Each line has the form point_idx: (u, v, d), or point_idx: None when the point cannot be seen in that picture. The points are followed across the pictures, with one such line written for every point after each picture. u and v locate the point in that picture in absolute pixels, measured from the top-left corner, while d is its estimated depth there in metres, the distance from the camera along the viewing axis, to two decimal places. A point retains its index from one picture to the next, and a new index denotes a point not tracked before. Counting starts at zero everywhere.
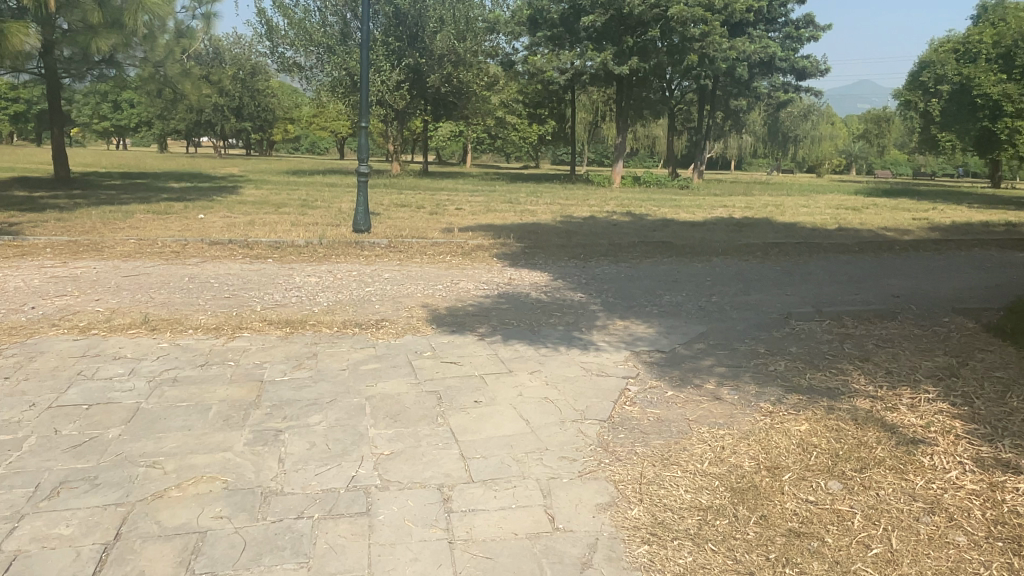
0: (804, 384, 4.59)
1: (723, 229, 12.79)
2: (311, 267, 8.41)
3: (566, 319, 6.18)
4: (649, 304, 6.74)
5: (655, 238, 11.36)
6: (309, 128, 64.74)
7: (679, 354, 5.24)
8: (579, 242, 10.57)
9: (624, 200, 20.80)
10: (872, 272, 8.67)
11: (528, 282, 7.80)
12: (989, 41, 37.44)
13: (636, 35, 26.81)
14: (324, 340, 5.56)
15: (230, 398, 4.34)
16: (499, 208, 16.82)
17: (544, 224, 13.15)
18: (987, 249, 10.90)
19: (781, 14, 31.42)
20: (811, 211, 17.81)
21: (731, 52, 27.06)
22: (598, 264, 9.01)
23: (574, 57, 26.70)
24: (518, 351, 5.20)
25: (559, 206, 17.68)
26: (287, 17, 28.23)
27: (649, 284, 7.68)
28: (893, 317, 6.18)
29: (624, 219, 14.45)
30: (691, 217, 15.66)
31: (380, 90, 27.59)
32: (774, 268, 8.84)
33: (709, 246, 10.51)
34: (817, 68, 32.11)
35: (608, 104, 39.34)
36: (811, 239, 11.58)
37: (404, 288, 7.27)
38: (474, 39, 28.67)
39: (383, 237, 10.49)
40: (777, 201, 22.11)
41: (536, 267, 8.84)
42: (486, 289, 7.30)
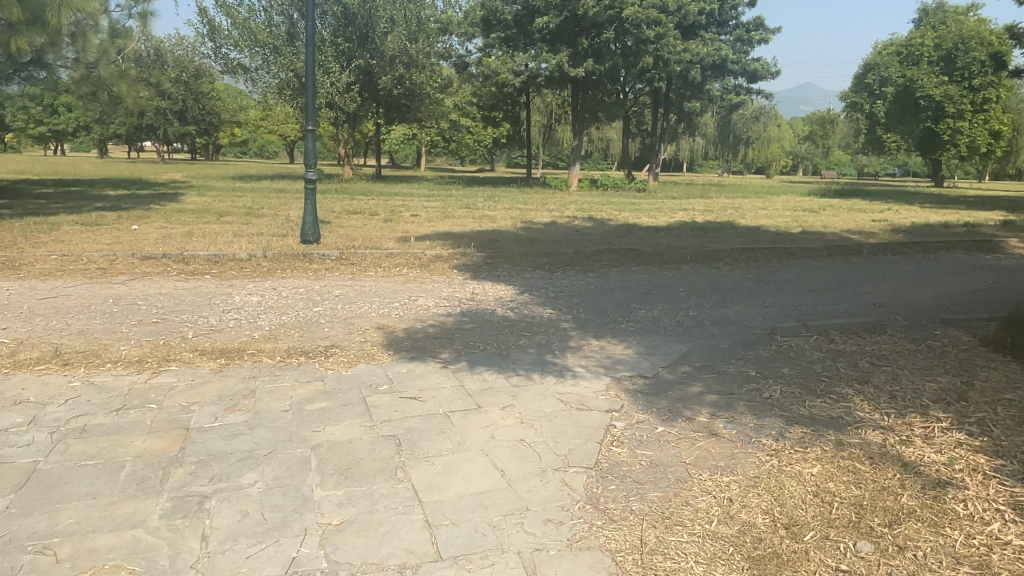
0: (805, 414, 4.13)
1: (688, 234, 12.46)
2: (254, 284, 7.71)
3: (536, 340, 5.64)
4: (624, 321, 6.24)
5: (621, 244, 10.93)
6: (257, 132, 63.05)
7: (665, 380, 4.75)
8: (543, 250, 10.08)
9: (583, 203, 20.44)
10: (849, 278, 8.37)
11: (492, 296, 7.25)
12: (932, 45, 38.79)
13: (591, 37, 26.54)
14: (265, 373, 4.89)
15: (147, 454, 3.66)
16: (456, 214, 16.26)
17: (503, 231, 12.64)
18: (954, 251, 10.77)
19: (732, 17, 31.69)
20: (770, 213, 17.76)
21: (685, 55, 26.93)
22: (564, 275, 8.51)
23: (528, 59, 26.25)
24: (485, 381, 4.63)
25: (518, 211, 17.17)
26: (231, 16, 27.13)
27: (620, 297, 7.21)
28: (883, 330, 5.81)
29: (587, 225, 14.01)
30: (654, 221, 15.33)
31: (329, 92, 26.57)
32: (748, 276, 8.46)
33: (677, 253, 10.11)
34: (768, 71, 32.39)
35: (563, 106, 39.07)
36: (777, 243, 11.32)
37: (356, 307, 6.63)
38: (427, 40, 28.07)
39: (333, 248, 9.78)
40: (734, 203, 22.08)
41: (498, 279, 8.30)
42: (447, 306, 6.72)
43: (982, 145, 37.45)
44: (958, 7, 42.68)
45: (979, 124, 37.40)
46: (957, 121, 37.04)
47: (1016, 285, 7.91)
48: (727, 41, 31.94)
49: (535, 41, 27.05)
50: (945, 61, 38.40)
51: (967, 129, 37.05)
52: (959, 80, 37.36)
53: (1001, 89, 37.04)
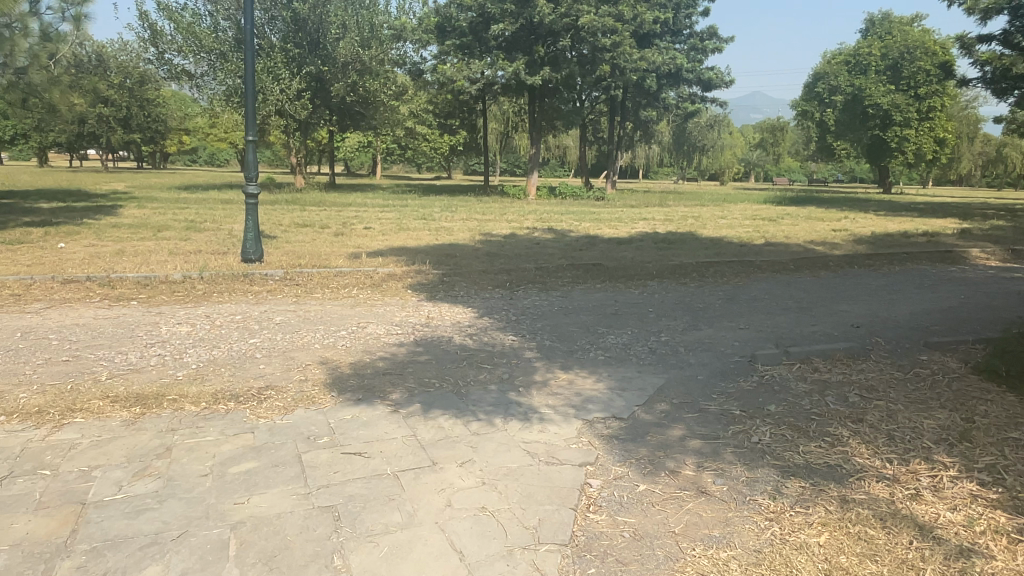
0: (800, 463, 3.70)
1: (652, 247, 12.09)
2: (185, 311, 7.00)
3: (497, 374, 5.09)
4: (593, 348, 5.74)
5: (584, 259, 10.48)
6: (206, 140, 61.32)
7: (642, 422, 4.25)
8: (503, 266, 9.56)
9: (542, 213, 20.03)
10: (821, 295, 8.06)
11: (449, 321, 6.69)
12: (878, 54, 39.69)
13: (546, 45, 26.04)
14: (186, 425, 4.23)
15: (29, 541, 2.99)
16: (412, 226, 15.68)
17: (461, 245, 12.10)
18: (919, 263, 10.62)
19: (686, 27, 31.80)
20: (729, 222, 17.65)
21: (641, 63, 27.02)
22: (526, 294, 8.00)
23: (484, 66, 25.74)
24: (441, 428, 4.07)
25: (476, 223, 16.67)
26: (174, 21, 26.05)
27: (587, 320, 6.72)
28: (869, 356, 5.44)
29: (548, 237, 13.55)
30: (614, 232, 15.01)
31: (279, 100, 25.61)
32: (718, 294, 8.08)
33: (643, 267, 9.70)
34: (722, 79, 32.56)
35: (519, 114, 38.76)
36: (742, 256, 11.03)
37: (299, 337, 5.99)
38: (381, 47, 27.46)
39: (277, 267, 9.09)
40: (693, 212, 21.96)
41: (455, 299, 7.74)
42: (400, 334, 6.13)
43: (928, 153, 38.38)
44: (903, 17, 43.74)
45: (925, 131, 38.38)
46: (904, 129, 38.13)
47: (990, 301, 7.70)
48: (681, 50, 32.06)
49: (490, 48, 26.47)
50: (892, 70, 39.39)
51: (913, 137, 38.04)
52: (905, 89, 38.33)
53: (946, 97, 38.11)
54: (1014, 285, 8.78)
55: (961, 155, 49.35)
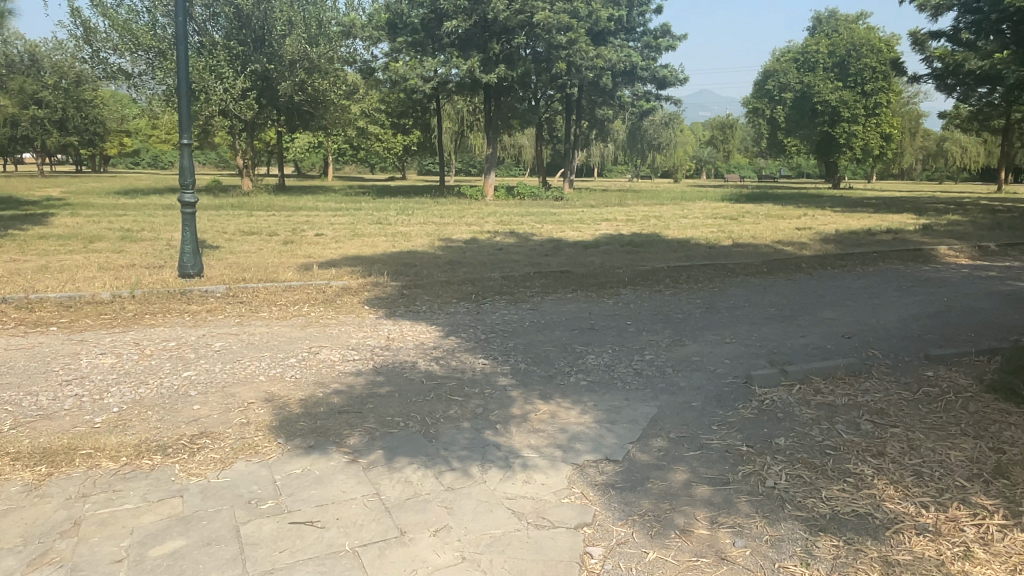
0: (827, 514, 3.21)
1: (619, 250, 11.64)
2: (112, 338, 6.23)
3: (470, 408, 4.51)
4: (573, 372, 5.20)
5: (551, 265, 9.97)
6: (148, 141, 59.07)
7: (639, 464, 3.72)
8: (467, 276, 8.97)
9: (501, 215, 19.49)
10: (802, 301, 7.69)
11: (411, 342, 6.06)
12: (825, 52, 40.26)
13: (500, 42, 25.44)
14: (101, 489, 3.53)
15: None
16: (367, 231, 14.96)
17: (419, 252, 11.47)
18: (891, 263, 10.41)
19: (640, 24, 31.64)
20: (692, 222, 17.42)
21: (598, 61, 26.69)
22: (493, 308, 7.42)
23: (437, 64, 24.97)
24: (408, 484, 3.46)
25: (432, 226, 16.02)
26: (110, 18, 24.71)
27: (562, 337, 6.17)
28: (871, 373, 5.02)
29: (510, 242, 13.01)
30: (578, 234, 14.57)
31: (223, 99, 24.41)
32: (696, 303, 7.63)
33: (613, 274, 9.22)
34: (676, 77, 32.46)
35: (474, 113, 38.22)
36: (713, 258, 10.67)
37: (241, 368, 5.29)
38: (329, 44, 26.52)
39: (218, 282, 8.31)
40: (653, 211, 21.67)
41: (416, 315, 7.13)
42: (358, 360, 5.47)
43: (875, 148, 39.16)
44: (847, 15, 44.58)
45: (871, 127, 39.19)
46: (851, 125, 38.83)
47: (974, 303, 7.44)
48: (635, 48, 31.88)
49: (443, 46, 25.73)
50: (839, 67, 40.07)
51: (861, 133, 38.76)
52: (852, 86, 39.04)
53: (891, 93, 38.92)
54: (992, 285, 8.60)
55: (904, 150, 50.70)
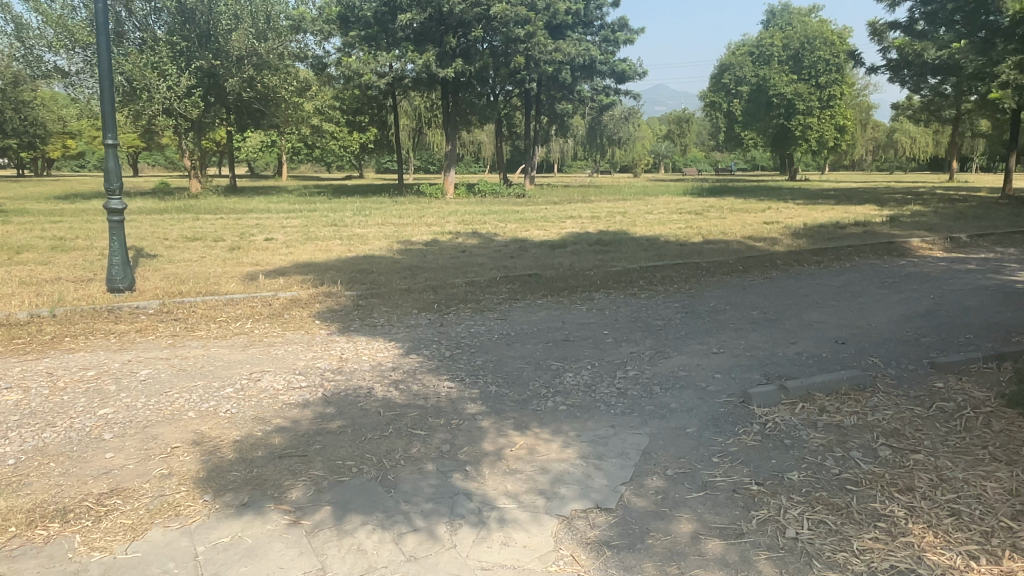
0: (866, 574, 2.70)
1: (587, 250, 11.12)
2: (21, 367, 5.46)
3: (434, 444, 3.90)
4: (550, 395, 4.63)
5: (518, 268, 9.42)
6: (92, 142, 56.72)
7: (636, 512, 3.16)
8: (428, 283, 8.36)
9: (462, 214, 18.84)
10: (784, 302, 7.28)
11: (367, 363, 5.42)
12: (780, 45, 40.51)
13: (457, 35, 24.74)
14: None
15: None
16: (321, 234, 14.21)
17: (375, 256, 10.80)
18: (867, 258, 10.12)
19: (598, 18, 31.23)
20: (658, 218, 17.07)
21: (557, 55, 26.21)
22: (457, 319, 6.81)
23: (392, 59, 24.20)
24: (362, 554, 2.85)
25: (390, 228, 15.34)
26: (42, 13, 23.30)
27: (536, 352, 5.59)
28: (878, 387, 4.56)
29: (472, 243, 12.42)
30: (542, 233, 14.07)
31: (166, 98, 23.20)
32: (674, 307, 7.13)
33: (584, 276, 8.69)
34: (635, 71, 32.19)
35: (431, 110, 37.51)
36: (686, 257, 10.25)
37: (168, 404, 4.59)
38: (279, 39, 25.50)
39: (152, 296, 7.54)
40: (617, 207, 21.29)
41: (373, 329, 6.50)
42: (306, 388, 4.82)
43: (829, 140, 39.59)
44: (801, 9, 45.00)
45: (826, 119, 39.59)
46: (806, 118, 39.16)
47: (962, 300, 7.11)
48: (594, 42, 31.49)
49: (398, 41, 24.96)
50: (793, 61, 40.42)
51: (816, 125, 39.15)
52: (806, 79, 39.49)
53: (845, 86, 39.37)
54: (973, 279, 8.32)
55: (857, 141, 51.56)
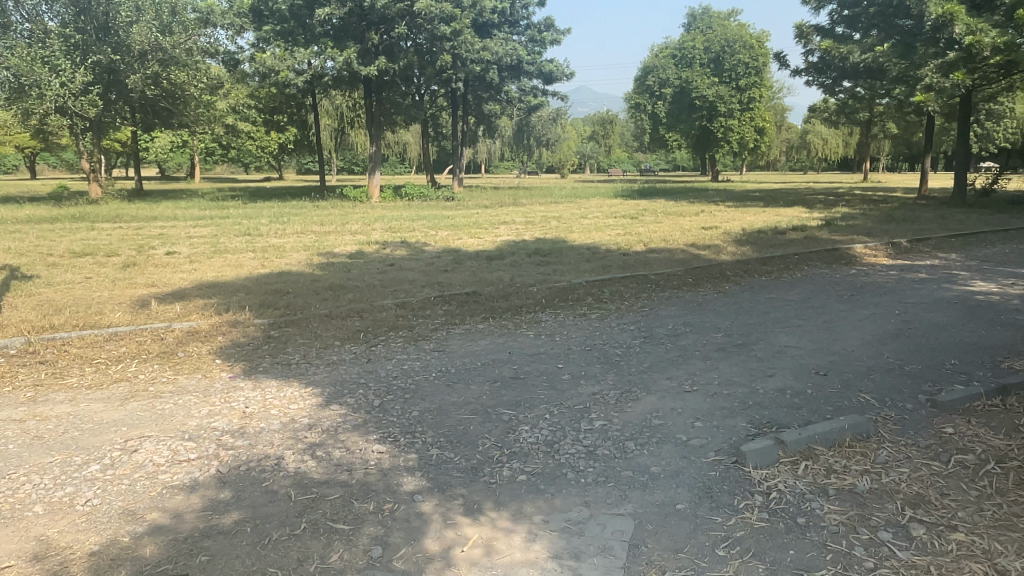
0: None
1: (526, 262, 10.38)
2: None
3: (363, 545, 3.00)
4: (505, 459, 3.80)
5: (453, 285, 8.55)
6: None
7: None
8: (353, 304, 7.40)
9: (389, 220, 17.76)
10: (747, 322, 6.71)
11: (276, 419, 4.44)
12: (701, 48, 41.00)
13: (379, 32, 23.55)
14: None
15: None
16: (232, 246, 12.89)
17: (291, 272, 9.69)
18: (815, 267, 9.79)
19: (523, 18, 30.52)
20: (593, 223, 16.56)
21: (484, 54, 25.33)
22: (386, 352, 5.88)
23: (310, 56, 22.70)
24: None
25: (309, 237, 14.16)
26: None
27: (483, 397, 4.75)
28: (883, 435, 3.94)
29: (401, 254, 11.44)
30: (476, 242, 13.24)
31: (59, 95, 20.90)
32: (630, 331, 6.46)
33: (527, 293, 7.91)
34: (563, 72, 31.71)
35: (353, 109, 36.06)
36: (631, 268, 9.64)
37: (8, 494, 3.52)
38: (186, 33, 23.64)
39: (16, 333, 6.26)
40: (550, 211, 20.64)
41: (287, 368, 5.49)
42: (196, 462, 3.86)
43: (750, 142, 40.36)
44: (720, 12, 45.84)
45: (746, 122, 40.35)
46: (728, 120, 39.80)
47: (930, 316, 6.72)
48: (520, 41, 30.83)
49: (316, 37, 23.55)
50: (714, 64, 41.06)
51: (736, 127, 39.87)
52: (727, 81, 40.14)
53: (763, 88, 40.27)
54: (931, 290, 7.99)
55: (773, 143, 53.03)
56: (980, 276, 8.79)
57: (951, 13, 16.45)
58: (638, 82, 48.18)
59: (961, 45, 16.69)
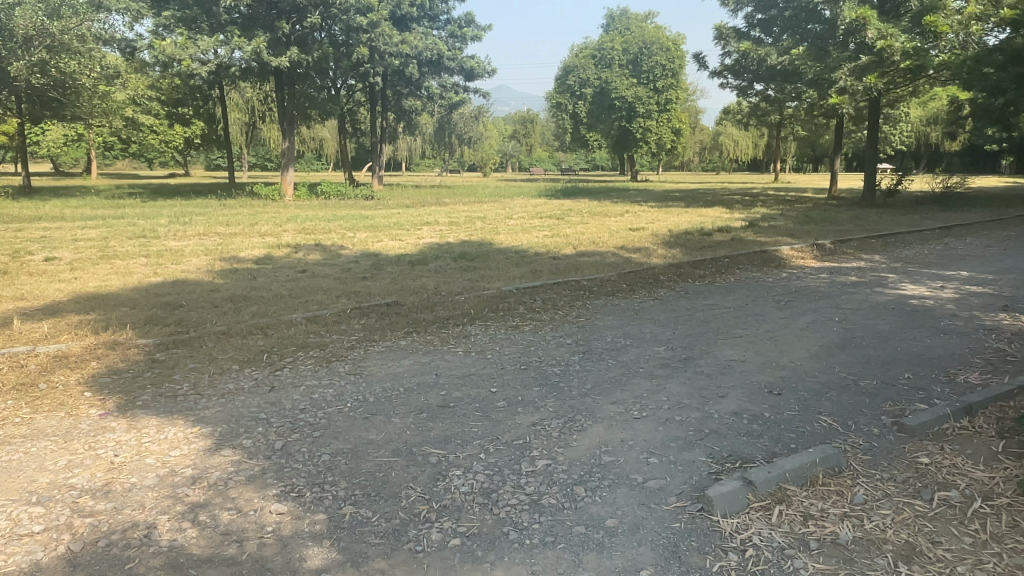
0: None
1: (451, 267, 9.74)
2: None
3: None
4: (434, 516, 3.16)
5: (371, 294, 7.83)
6: None
7: None
8: (259, 319, 6.58)
9: (303, 220, 16.70)
10: (689, 333, 6.32)
11: (152, 473, 3.67)
12: (620, 49, 41.27)
13: (291, 22, 22.38)
14: None
15: None
16: (126, 250, 11.65)
17: (191, 280, 8.71)
18: (746, 270, 9.60)
19: (443, 12, 29.73)
20: (518, 223, 16.08)
21: (403, 48, 24.40)
22: (294, 377, 5.12)
23: (216, 44, 21.17)
24: None
25: (213, 239, 13.02)
26: None
27: (407, 432, 4.09)
28: (856, 468, 3.55)
29: (315, 259, 10.60)
30: (397, 244, 12.48)
31: None
32: (567, 345, 5.95)
33: (453, 303, 7.29)
34: (484, 69, 31.11)
35: (265, 103, 34.36)
36: (561, 273, 9.16)
37: None
38: (78, 18, 21.66)
39: None
40: (473, 211, 20.02)
41: (173, 401, 4.67)
42: (40, 538, 3.05)
43: (667, 142, 40.96)
44: (637, 14, 46.42)
45: (663, 122, 40.95)
46: (646, 121, 40.31)
47: (870, 323, 6.51)
48: (440, 36, 30.03)
49: (221, 25, 22.18)
50: (633, 65, 41.52)
51: (654, 128, 40.40)
52: (645, 83, 40.67)
53: (679, 90, 41.02)
54: (865, 294, 7.86)
55: (689, 144, 54.29)
56: (907, 278, 8.78)
57: (863, 17, 16.88)
58: (558, 81, 48.26)
59: (873, 49, 17.14)
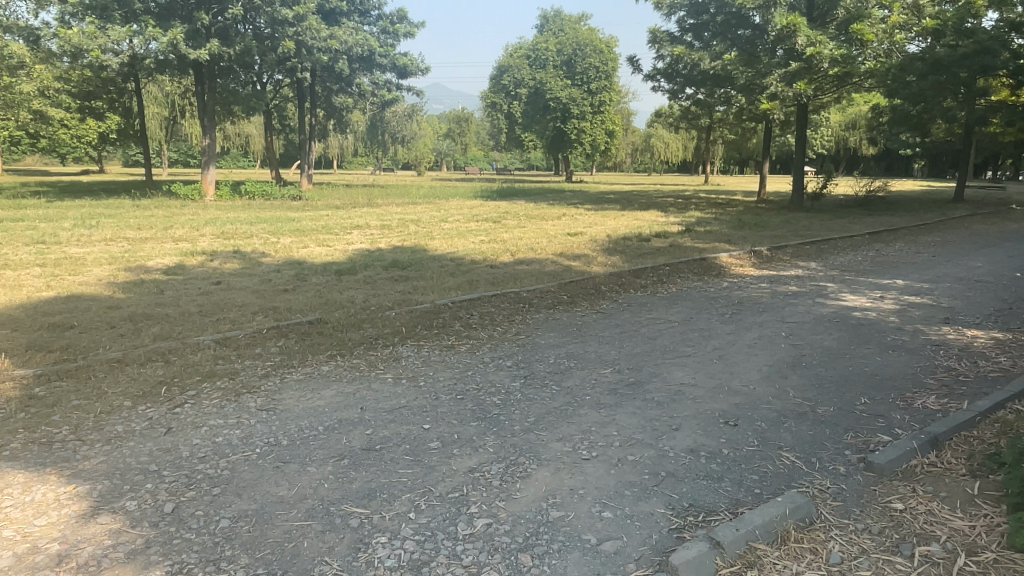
0: None
1: (382, 277, 9.14)
2: None
3: None
4: None
5: (293, 310, 7.15)
6: None
7: None
8: (161, 342, 5.85)
9: (225, 224, 15.69)
10: (635, 352, 5.95)
11: (10, 551, 3.01)
12: (554, 50, 41.45)
13: (210, 12, 21.17)
14: None
15: None
16: (19, 258, 10.52)
17: (91, 294, 7.82)
18: (688, 279, 9.36)
19: (375, 7, 28.82)
20: (453, 227, 15.51)
21: (331, 43, 23.40)
22: (196, 417, 4.46)
23: (128, 34, 19.75)
24: None
25: (122, 245, 11.99)
26: None
27: (324, 486, 3.54)
28: (827, 518, 3.22)
29: (233, 268, 9.80)
30: (325, 250, 11.77)
31: None
32: (507, 368, 5.48)
33: (383, 321, 6.71)
34: (417, 67, 30.34)
35: (185, 97, 32.61)
36: (499, 283, 8.71)
37: None
38: None
39: None
40: (407, 213, 19.35)
41: (46, 451, 3.95)
42: None
43: (601, 144, 41.07)
44: (571, 16, 46.52)
45: (597, 124, 41.03)
46: (580, 122, 40.30)
47: (818, 339, 6.30)
48: (371, 32, 29.11)
49: (135, 14, 20.76)
50: (567, 66, 41.53)
51: (588, 129, 40.44)
52: (579, 84, 40.67)
53: (613, 92, 41.23)
54: (808, 306, 7.69)
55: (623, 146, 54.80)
56: (846, 287, 8.71)
57: (794, 24, 16.96)
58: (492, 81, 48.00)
59: (803, 56, 17.32)
